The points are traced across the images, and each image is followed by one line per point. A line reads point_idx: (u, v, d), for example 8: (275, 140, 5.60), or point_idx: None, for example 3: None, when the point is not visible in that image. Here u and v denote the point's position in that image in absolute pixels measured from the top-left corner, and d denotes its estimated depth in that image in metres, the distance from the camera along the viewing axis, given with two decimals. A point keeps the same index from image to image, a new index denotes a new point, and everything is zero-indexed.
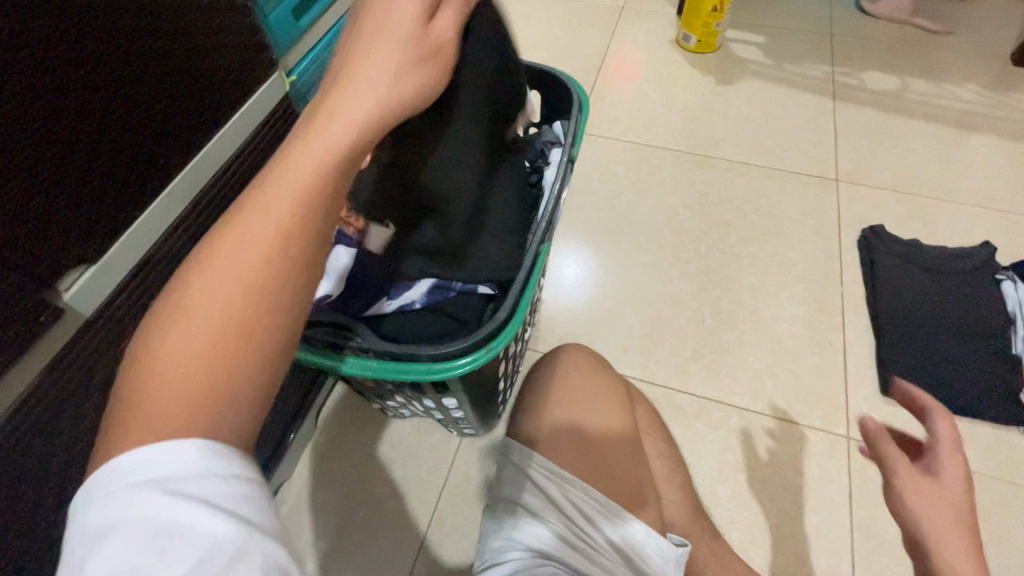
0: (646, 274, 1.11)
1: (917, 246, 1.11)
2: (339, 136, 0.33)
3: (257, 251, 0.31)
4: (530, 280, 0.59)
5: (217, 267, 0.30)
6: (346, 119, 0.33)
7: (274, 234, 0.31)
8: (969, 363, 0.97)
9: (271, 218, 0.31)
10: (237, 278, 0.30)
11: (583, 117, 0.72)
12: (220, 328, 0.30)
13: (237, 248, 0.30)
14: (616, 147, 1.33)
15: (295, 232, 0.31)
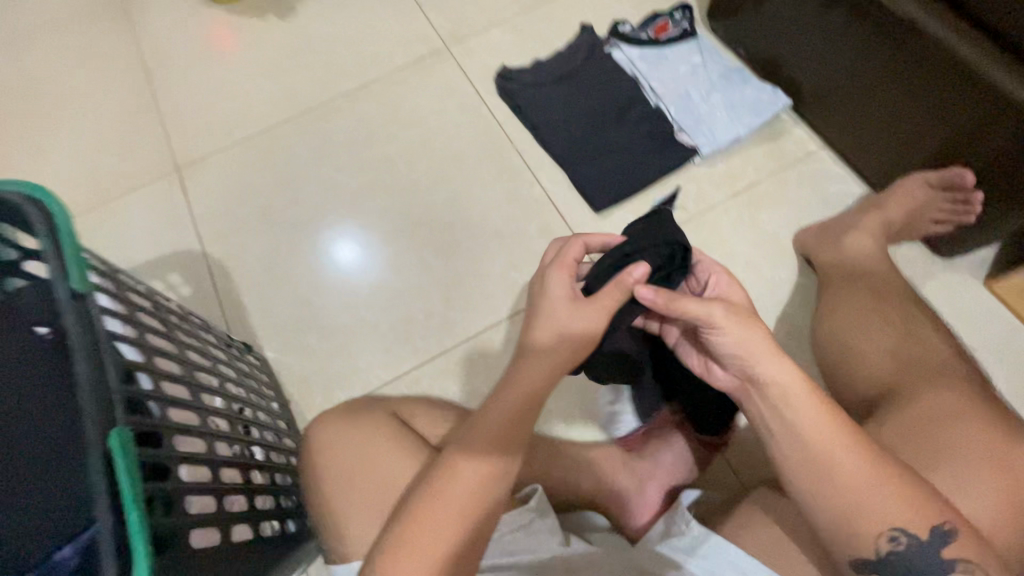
0: (353, 265, 1.00)
1: (541, 62, 1.10)
2: (497, 421, 0.58)
3: (487, 442, 0.57)
4: (125, 486, 0.40)
5: (490, 425, 0.58)
6: (521, 406, 0.58)
7: (476, 445, 0.57)
8: (633, 135, 1.03)
9: (493, 435, 0.57)
10: (451, 513, 0.55)
11: (59, 230, 0.45)
12: (492, 436, 0.57)
13: (493, 416, 0.58)
14: (235, 158, 1.11)
15: (503, 432, 0.57)
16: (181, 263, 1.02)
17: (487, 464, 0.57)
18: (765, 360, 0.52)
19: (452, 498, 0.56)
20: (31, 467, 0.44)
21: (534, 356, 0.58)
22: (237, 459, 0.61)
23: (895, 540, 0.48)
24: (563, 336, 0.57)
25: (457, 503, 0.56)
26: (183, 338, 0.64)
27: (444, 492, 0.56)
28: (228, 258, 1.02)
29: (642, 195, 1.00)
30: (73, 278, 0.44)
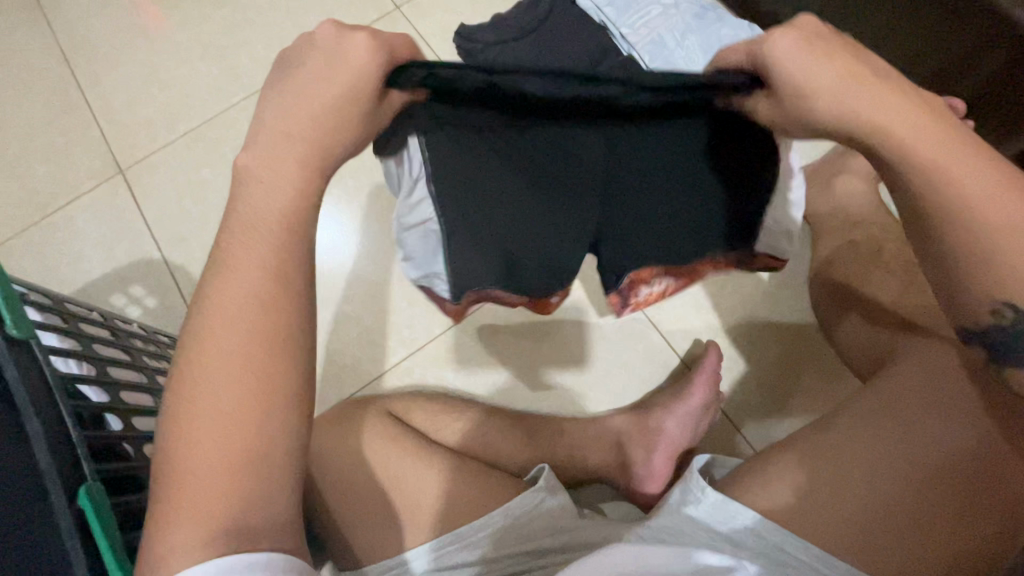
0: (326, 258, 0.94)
1: (501, 16, 1.02)
2: (248, 273, 0.40)
3: (249, 316, 0.39)
4: (102, 545, 0.37)
5: (234, 290, 0.40)
6: (262, 253, 0.40)
7: (240, 315, 0.39)
8: None
9: (243, 303, 0.39)
10: (223, 353, 0.39)
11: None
12: (248, 293, 0.40)
13: (236, 280, 0.40)
14: (182, 153, 1.02)
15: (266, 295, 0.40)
16: (141, 274, 0.95)
17: (251, 266, 0.40)
18: (907, 150, 0.38)
19: (227, 318, 0.39)
20: None
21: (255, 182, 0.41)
22: None
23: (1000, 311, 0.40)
24: (277, 154, 0.41)
25: (236, 315, 0.39)
26: (151, 363, 0.60)
27: (209, 352, 0.39)
28: (191, 263, 0.96)
29: None
30: (15, 325, 0.42)
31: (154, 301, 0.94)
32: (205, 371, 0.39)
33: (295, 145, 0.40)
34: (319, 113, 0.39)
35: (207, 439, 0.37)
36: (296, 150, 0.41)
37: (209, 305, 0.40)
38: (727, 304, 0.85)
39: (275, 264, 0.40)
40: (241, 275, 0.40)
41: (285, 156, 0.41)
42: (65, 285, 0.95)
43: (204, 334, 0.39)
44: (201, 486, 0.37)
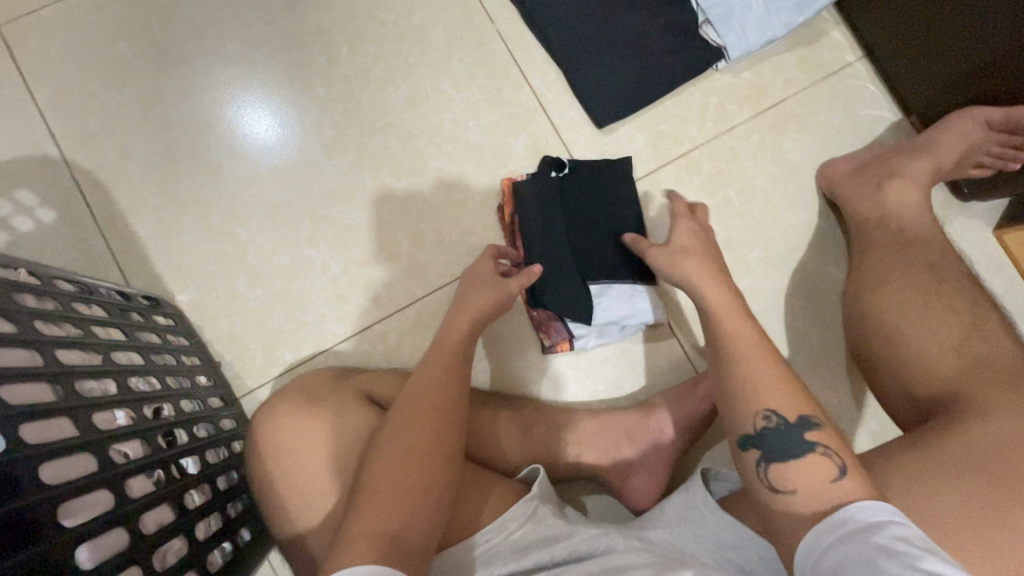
0: (284, 186, 0.76)
1: None
2: (406, 434, 0.53)
3: (407, 458, 0.51)
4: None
5: (391, 450, 0.52)
6: (422, 434, 0.53)
7: (404, 471, 0.51)
8: (649, 25, 0.81)
9: (403, 455, 0.52)
10: (396, 476, 0.50)
11: None
12: (393, 464, 0.51)
13: (396, 446, 0.52)
14: (90, 15, 0.77)
15: (402, 436, 0.53)
16: (31, 174, 0.73)
17: (410, 439, 0.53)
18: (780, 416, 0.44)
19: (390, 472, 0.50)
20: None
21: (410, 415, 0.55)
22: (161, 488, 0.45)
23: (769, 421, 0.44)
24: (415, 394, 0.57)
25: (398, 465, 0.51)
26: (49, 330, 0.44)
27: (371, 506, 0.49)
28: (103, 167, 0.74)
29: (652, 108, 0.82)
30: None
31: (52, 211, 0.72)
32: (367, 507, 0.49)
33: (433, 386, 0.58)
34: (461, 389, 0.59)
35: (412, 447, 0.52)
36: (430, 384, 0.58)
37: (370, 468, 0.51)
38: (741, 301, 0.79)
39: (416, 405, 0.56)
40: (399, 435, 0.53)
41: (420, 386, 0.58)
42: None
43: (366, 483, 0.50)
44: (403, 474, 0.50)
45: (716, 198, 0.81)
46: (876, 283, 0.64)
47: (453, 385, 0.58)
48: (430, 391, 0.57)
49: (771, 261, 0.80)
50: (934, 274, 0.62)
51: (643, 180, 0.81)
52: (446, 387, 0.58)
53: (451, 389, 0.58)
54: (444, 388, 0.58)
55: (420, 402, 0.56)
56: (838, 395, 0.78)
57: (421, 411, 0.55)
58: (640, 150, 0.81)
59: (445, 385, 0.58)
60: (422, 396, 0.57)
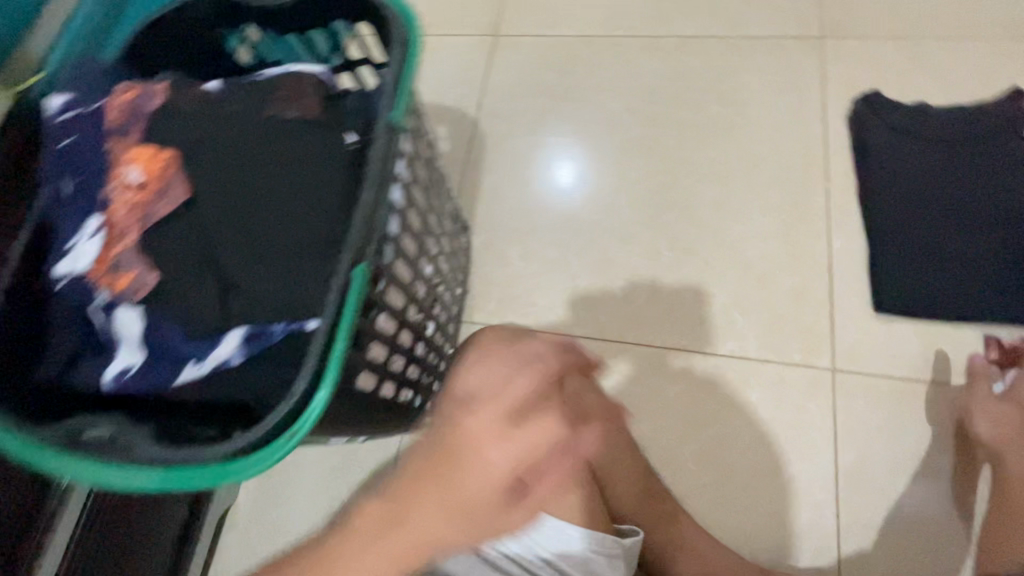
0: (587, 207, 0.95)
1: (924, 114, 0.89)
2: (419, 536, 0.51)
3: (392, 549, 0.52)
4: (342, 326, 0.45)
5: (383, 545, 0.52)
6: (428, 539, 0.51)
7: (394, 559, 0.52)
8: (985, 255, 0.79)
9: (402, 554, 0.52)
10: (384, 555, 0.52)
11: (408, 54, 0.53)
12: (381, 552, 0.52)
13: (384, 547, 0.52)
14: (545, 49, 1.09)
15: (396, 525, 0.52)
16: (451, 120, 1.06)
17: (416, 531, 0.51)
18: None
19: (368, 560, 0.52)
20: (276, 229, 0.47)
21: (419, 507, 0.51)
22: (415, 325, 0.65)
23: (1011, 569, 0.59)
24: (443, 483, 0.50)
25: (380, 549, 0.52)
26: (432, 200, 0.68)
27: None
28: (490, 136, 1.04)
29: (945, 325, 0.78)
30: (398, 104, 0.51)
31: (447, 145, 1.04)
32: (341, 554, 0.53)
33: (452, 492, 0.49)
34: (469, 512, 0.50)
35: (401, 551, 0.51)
36: (451, 490, 0.49)
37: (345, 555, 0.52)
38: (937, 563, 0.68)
39: (424, 495, 0.50)
40: (404, 527, 0.51)
41: (444, 486, 0.50)
42: None
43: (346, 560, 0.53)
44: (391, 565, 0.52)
45: (968, 448, 0.72)
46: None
47: (466, 500, 0.49)
48: (447, 504, 0.49)
49: None
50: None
51: (892, 379, 0.77)
52: (465, 498, 0.49)
53: (473, 511, 0.49)
54: (460, 511, 0.50)
55: (453, 492, 0.49)
56: None
57: (423, 506, 0.50)
58: (908, 354, 0.77)
59: (465, 504, 0.49)
60: (436, 501, 0.50)
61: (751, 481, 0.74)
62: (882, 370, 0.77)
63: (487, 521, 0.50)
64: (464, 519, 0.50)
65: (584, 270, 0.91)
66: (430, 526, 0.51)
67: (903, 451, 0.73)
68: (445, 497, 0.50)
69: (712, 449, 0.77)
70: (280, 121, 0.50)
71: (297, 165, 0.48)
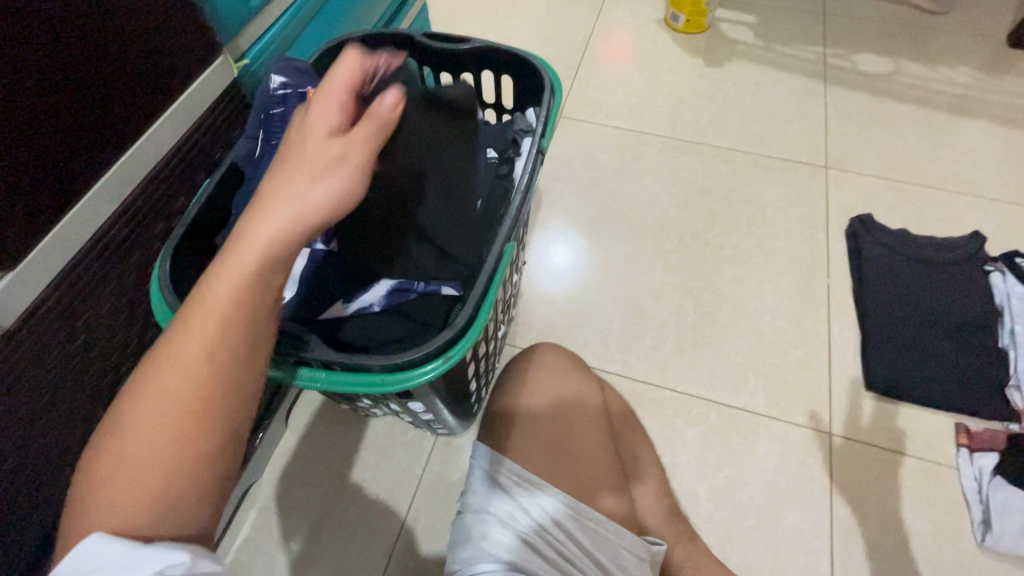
0: (625, 265, 1.09)
1: (907, 237, 1.08)
2: (197, 332, 0.35)
3: (156, 418, 0.34)
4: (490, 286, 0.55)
5: (177, 340, 0.35)
6: (178, 373, 0.34)
7: (181, 396, 0.34)
8: (958, 356, 0.94)
9: (193, 353, 0.35)
10: (159, 400, 0.34)
11: (554, 103, 0.68)
12: (156, 442, 0.33)
13: (196, 323, 0.35)
14: (600, 135, 1.29)
15: (169, 381, 0.34)
16: None
17: (173, 379, 0.34)
18: None
19: (166, 367, 0.35)
20: (446, 210, 0.58)
21: (162, 360, 0.35)
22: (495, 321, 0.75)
23: None
24: (202, 295, 0.36)
25: (156, 398, 0.34)
26: None
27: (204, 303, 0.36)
28: (546, 194, 1.20)
29: (924, 411, 0.91)
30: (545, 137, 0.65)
31: None
32: (128, 418, 0.34)
33: (221, 297, 0.36)
34: (196, 360, 0.35)
35: (169, 391, 0.34)
36: (228, 280, 0.36)
37: (166, 342, 0.36)
38: None
39: (198, 325, 0.35)
40: (173, 363, 0.35)
41: (222, 272, 0.36)
42: None
43: (152, 366, 0.35)
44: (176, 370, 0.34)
45: (942, 519, 0.82)
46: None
47: (203, 347, 0.35)
48: (242, 272, 0.36)
49: None
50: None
51: (879, 449, 0.88)
52: (231, 309, 0.36)
53: (223, 341, 0.36)
54: (207, 344, 0.35)
55: (235, 316, 0.36)
56: None
57: (179, 347, 0.35)
58: (893, 429, 0.89)
59: (225, 323, 0.36)
60: (198, 321, 0.36)
61: (754, 522, 0.83)
62: (871, 440, 0.89)
63: (238, 361, 0.36)
64: (191, 354, 0.35)
65: (616, 318, 1.03)
66: (216, 385, 0.35)
67: (884, 512, 0.83)
68: (216, 348, 0.35)
69: (722, 489, 0.85)
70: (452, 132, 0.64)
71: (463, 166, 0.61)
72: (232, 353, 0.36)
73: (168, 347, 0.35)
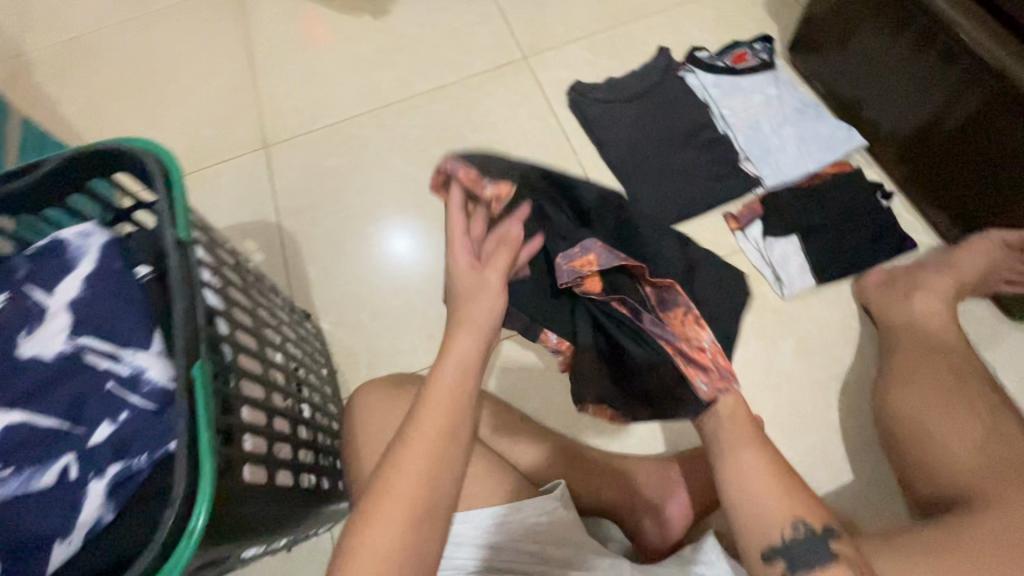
0: (409, 254, 1.06)
1: (615, 81, 1.13)
2: (429, 431, 0.51)
3: (396, 512, 0.48)
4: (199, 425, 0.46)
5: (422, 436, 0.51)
6: (429, 449, 0.51)
7: (410, 501, 0.48)
8: (699, 159, 1.03)
9: (411, 467, 0.49)
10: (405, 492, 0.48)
11: (173, 179, 0.56)
12: (404, 527, 0.47)
13: (428, 420, 0.52)
14: (316, 142, 1.20)
15: (421, 464, 0.50)
16: (257, 231, 1.11)
17: (412, 480, 0.49)
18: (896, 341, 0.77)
19: (408, 475, 0.49)
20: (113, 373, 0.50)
21: (415, 447, 0.50)
22: (287, 411, 0.67)
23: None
24: (434, 401, 0.53)
25: (410, 483, 0.49)
26: (257, 297, 0.72)
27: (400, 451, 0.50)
28: (299, 231, 1.10)
29: (699, 219, 1.00)
30: (178, 221, 0.54)
31: (262, 254, 1.08)
32: (380, 518, 0.47)
33: (452, 387, 0.54)
34: (453, 412, 0.53)
35: (418, 482, 0.49)
36: (451, 391, 0.54)
37: (416, 423, 0.52)
38: (771, 384, 0.86)
39: (428, 427, 0.51)
40: (441, 434, 0.52)
41: (450, 380, 0.54)
42: None
43: (394, 469, 0.50)
44: (396, 483, 0.49)
45: (753, 295, 0.93)
46: (900, 379, 0.67)
47: (439, 438, 0.51)
48: (454, 396, 0.54)
49: (797, 352, 0.88)
50: (959, 377, 0.64)
51: None
52: (445, 417, 0.52)
53: (456, 423, 0.53)
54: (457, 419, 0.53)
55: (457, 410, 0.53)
56: (874, 501, 0.77)
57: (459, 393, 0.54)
58: None
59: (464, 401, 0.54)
60: (436, 414, 0.52)
61: None
62: None
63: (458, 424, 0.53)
64: (439, 431, 0.52)
65: (430, 310, 1.01)
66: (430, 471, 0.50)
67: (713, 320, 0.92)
68: (444, 429, 0.52)
69: None
70: (74, 284, 0.53)
71: (108, 315, 0.52)
72: (453, 429, 0.52)
73: (403, 463, 0.50)
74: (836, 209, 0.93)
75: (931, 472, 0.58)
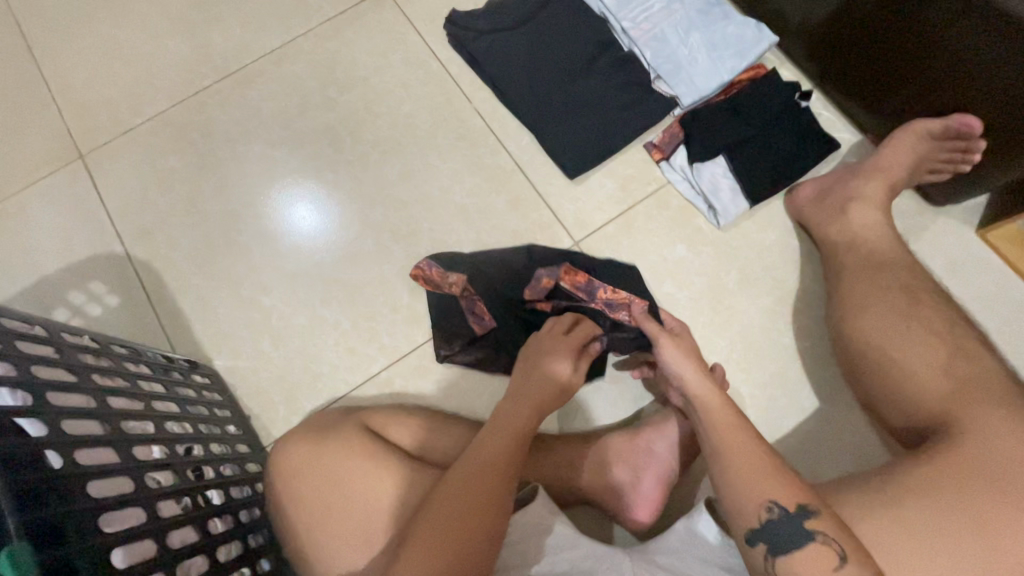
0: (300, 258, 0.89)
1: (497, 4, 0.96)
2: (491, 451, 0.58)
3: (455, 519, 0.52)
4: None
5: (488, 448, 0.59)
6: (488, 471, 0.56)
7: (464, 511, 0.53)
8: (608, 86, 0.91)
9: (474, 475, 0.56)
10: (467, 500, 0.54)
11: None
12: (451, 530, 0.51)
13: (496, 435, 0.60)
14: (146, 139, 0.95)
15: (481, 478, 0.55)
16: (101, 267, 0.88)
17: (470, 489, 0.54)
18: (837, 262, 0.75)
19: (470, 485, 0.55)
20: None
21: (476, 463, 0.57)
22: (188, 512, 0.53)
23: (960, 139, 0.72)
24: (501, 422, 0.62)
25: (472, 492, 0.54)
26: (103, 381, 0.55)
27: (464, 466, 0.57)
28: (156, 259, 0.89)
29: (619, 156, 0.91)
30: None
31: (117, 297, 0.87)
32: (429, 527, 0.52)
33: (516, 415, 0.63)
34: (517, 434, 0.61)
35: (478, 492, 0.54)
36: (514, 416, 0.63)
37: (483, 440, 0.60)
38: (722, 323, 0.83)
39: (492, 447, 0.59)
40: (500, 451, 0.58)
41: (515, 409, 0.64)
42: (15, 282, 0.88)
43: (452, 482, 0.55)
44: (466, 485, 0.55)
45: (689, 231, 0.87)
46: (853, 307, 0.68)
47: (500, 457, 0.58)
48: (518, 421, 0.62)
49: (741, 283, 0.84)
50: (907, 295, 0.66)
51: (614, 221, 0.88)
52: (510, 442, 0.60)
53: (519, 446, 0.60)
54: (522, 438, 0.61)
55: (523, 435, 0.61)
56: (833, 417, 0.78)
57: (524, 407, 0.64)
58: (611, 194, 0.89)
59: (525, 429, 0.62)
60: (500, 434, 0.60)
61: None
62: (604, 219, 0.88)
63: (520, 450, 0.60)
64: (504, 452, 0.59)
65: (338, 321, 0.86)
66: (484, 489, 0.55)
67: (653, 266, 0.85)
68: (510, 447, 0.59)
69: None
70: None
71: None
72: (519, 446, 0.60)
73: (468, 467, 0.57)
74: (758, 120, 0.86)
75: (895, 395, 0.62)
